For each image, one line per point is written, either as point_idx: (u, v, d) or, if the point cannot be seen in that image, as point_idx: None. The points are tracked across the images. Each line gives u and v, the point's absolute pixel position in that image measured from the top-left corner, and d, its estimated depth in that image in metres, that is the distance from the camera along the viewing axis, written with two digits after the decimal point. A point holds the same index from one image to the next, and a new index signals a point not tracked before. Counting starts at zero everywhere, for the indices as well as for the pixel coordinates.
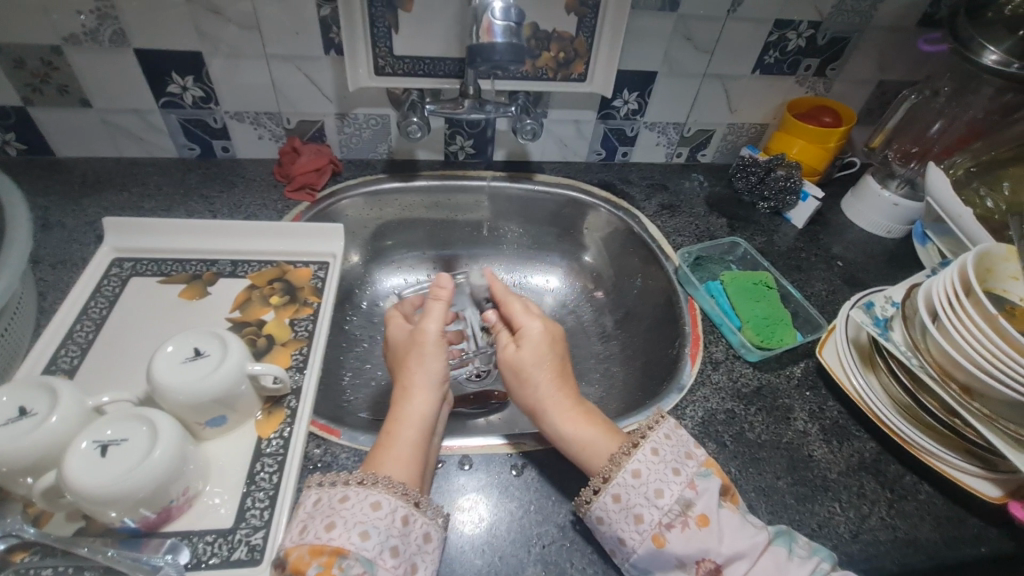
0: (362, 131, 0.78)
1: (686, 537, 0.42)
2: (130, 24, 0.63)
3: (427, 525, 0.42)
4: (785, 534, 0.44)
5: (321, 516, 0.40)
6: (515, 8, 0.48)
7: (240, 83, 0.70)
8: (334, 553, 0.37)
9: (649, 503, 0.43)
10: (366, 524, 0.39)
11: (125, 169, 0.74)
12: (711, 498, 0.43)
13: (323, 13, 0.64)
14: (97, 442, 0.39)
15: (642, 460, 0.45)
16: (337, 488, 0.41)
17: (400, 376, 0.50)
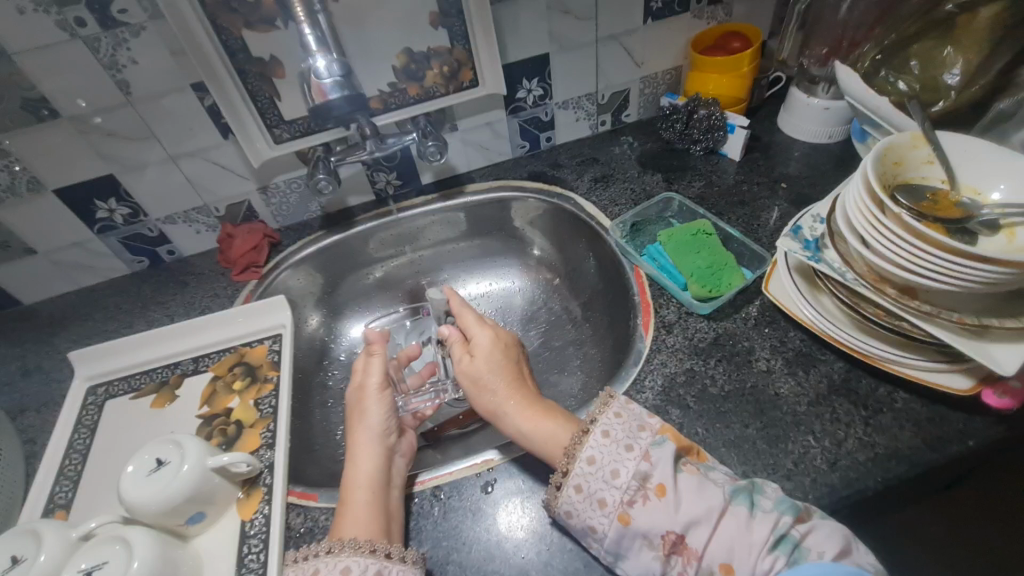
0: (289, 197, 0.79)
1: (646, 510, 0.42)
2: (39, 170, 0.66)
3: (405, 572, 0.44)
4: (748, 489, 0.43)
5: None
6: (337, 64, 0.54)
7: (159, 190, 0.73)
8: None
9: (608, 485, 0.44)
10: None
11: (87, 297, 0.78)
12: (666, 465, 0.43)
13: (207, 103, 0.66)
14: (80, 572, 0.42)
15: (596, 446, 0.46)
16: (311, 562, 0.44)
17: (349, 441, 0.54)
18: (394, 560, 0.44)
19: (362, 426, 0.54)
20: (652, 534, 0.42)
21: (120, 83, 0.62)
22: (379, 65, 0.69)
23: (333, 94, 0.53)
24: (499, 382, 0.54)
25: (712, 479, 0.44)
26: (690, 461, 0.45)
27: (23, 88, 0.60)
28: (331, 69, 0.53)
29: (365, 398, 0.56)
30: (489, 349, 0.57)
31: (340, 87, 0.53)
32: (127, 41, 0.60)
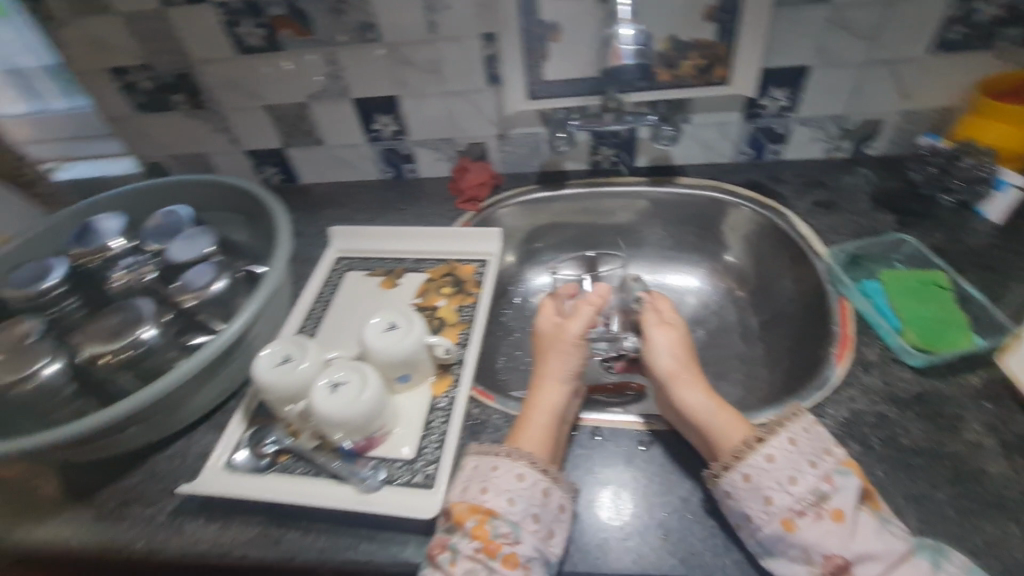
0: (519, 149, 0.89)
1: (817, 525, 0.44)
2: (350, 81, 0.83)
3: (561, 499, 0.50)
4: (934, 547, 0.44)
5: (477, 480, 0.51)
6: (641, 33, 0.59)
7: (425, 117, 0.87)
8: (487, 511, 0.48)
9: (780, 488, 0.46)
10: (512, 493, 0.49)
11: (344, 190, 0.96)
12: (848, 496, 0.45)
13: (488, 52, 0.77)
14: (330, 382, 0.55)
15: (777, 447, 0.48)
16: (491, 457, 0.52)
17: (542, 372, 0.61)
18: (556, 485, 0.51)
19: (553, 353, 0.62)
20: (814, 550, 0.44)
21: (431, 23, 0.75)
22: None
23: (628, 60, 0.60)
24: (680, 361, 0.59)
25: (890, 524, 0.45)
26: (871, 501, 0.46)
27: (364, 15, 0.75)
28: (635, 37, 0.59)
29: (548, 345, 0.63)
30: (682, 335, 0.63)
31: (635, 55, 0.59)
32: None
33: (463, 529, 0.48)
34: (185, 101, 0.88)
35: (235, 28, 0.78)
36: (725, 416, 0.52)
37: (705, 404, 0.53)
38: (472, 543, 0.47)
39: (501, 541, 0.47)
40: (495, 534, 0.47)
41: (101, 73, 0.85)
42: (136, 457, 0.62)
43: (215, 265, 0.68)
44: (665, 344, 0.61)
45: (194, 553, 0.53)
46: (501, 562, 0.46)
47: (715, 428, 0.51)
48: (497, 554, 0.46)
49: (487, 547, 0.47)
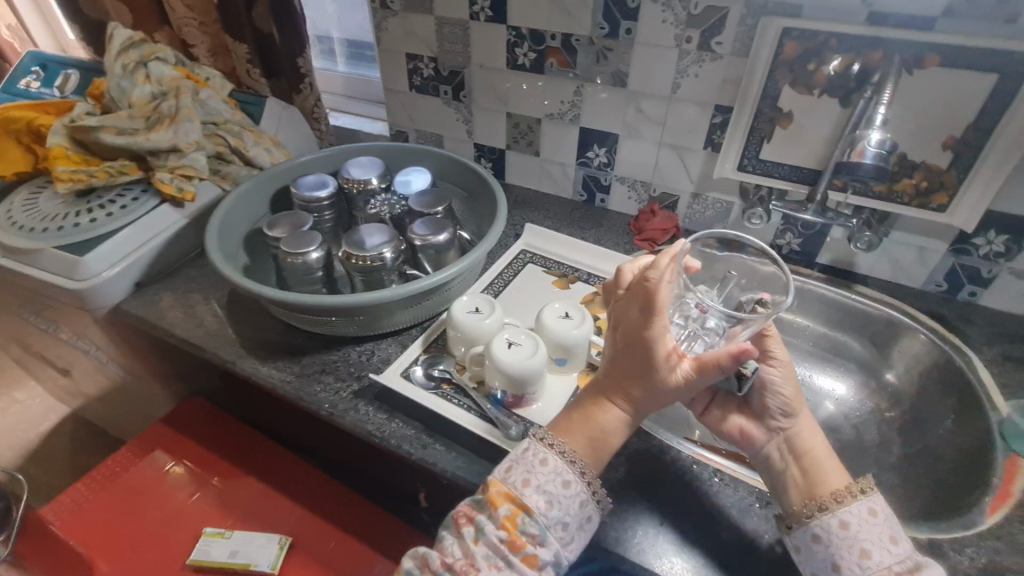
0: (706, 211, 0.96)
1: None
2: (585, 111, 0.96)
3: (592, 509, 0.53)
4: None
5: (523, 469, 0.53)
6: (887, 142, 0.67)
7: (634, 159, 0.97)
8: (522, 506, 0.51)
9: (879, 544, 0.51)
10: (552, 495, 0.52)
11: (539, 198, 1.10)
12: (935, 572, 0.50)
13: (715, 121, 0.86)
14: (508, 340, 0.66)
15: (878, 505, 0.53)
16: (540, 448, 0.54)
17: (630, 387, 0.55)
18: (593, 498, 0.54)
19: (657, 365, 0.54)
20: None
21: (675, 84, 0.86)
22: None
23: (866, 160, 0.68)
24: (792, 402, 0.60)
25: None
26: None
27: (623, 63, 0.88)
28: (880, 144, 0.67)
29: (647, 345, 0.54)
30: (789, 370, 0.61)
31: (875, 157, 0.67)
32: (704, 61, 0.82)
33: (497, 514, 0.51)
34: (448, 91, 1.08)
35: (516, 48, 0.95)
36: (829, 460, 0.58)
37: (817, 446, 0.58)
38: (500, 532, 0.51)
39: (528, 539, 0.51)
40: (524, 532, 0.51)
41: (399, 55, 1.08)
42: (336, 341, 0.77)
43: (433, 223, 0.79)
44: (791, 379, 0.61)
45: (362, 429, 0.65)
46: (523, 558, 0.50)
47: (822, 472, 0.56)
48: (519, 550, 0.50)
49: (513, 541, 0.50)
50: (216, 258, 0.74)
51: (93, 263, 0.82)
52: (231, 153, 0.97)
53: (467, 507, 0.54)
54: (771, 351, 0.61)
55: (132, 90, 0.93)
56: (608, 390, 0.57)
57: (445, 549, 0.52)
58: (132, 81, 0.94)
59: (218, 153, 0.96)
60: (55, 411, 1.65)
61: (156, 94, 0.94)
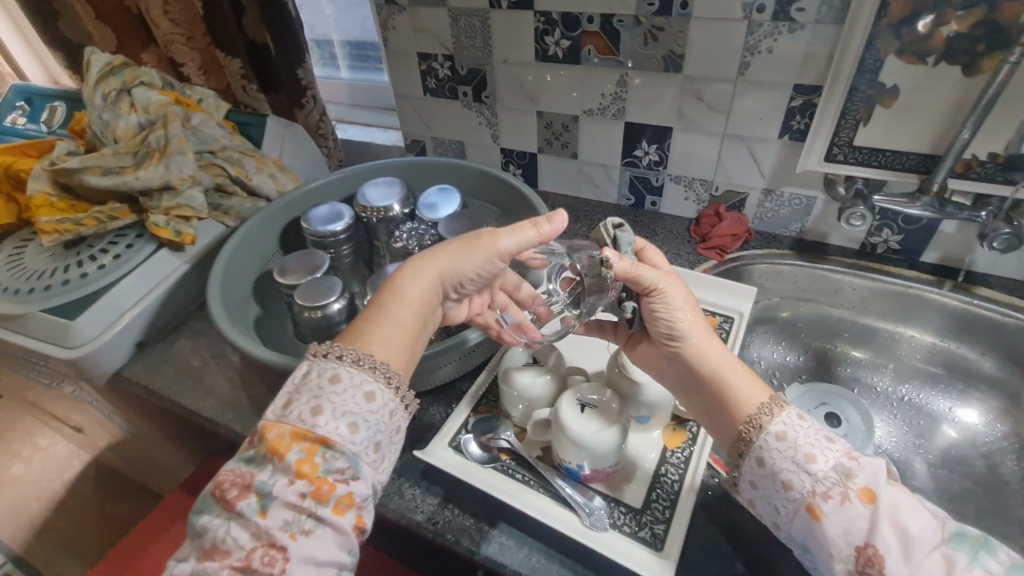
0: (782, 209, 0.82)
1: (842, 507, 0.42)
2: (631, 102, 0.83)
3: (400, 421, 0.47)
4: (984, 544, 0.40)
5: (308, 397, 0.43)
6: None
7: (692, 155, 0.84)
8: (316, 441, 0.42)
9: (799, 469, 0.44)
10: (355, 416, 0.43)
11: (580, 206, 0.97)
12: (873, 474, 0.43)
13: (794, 103, 0.72)
14: (578, 401, 0.55)
15: (789, 424, 0.46)
16: (330, 363, 0.45)
17: (408, 264, 0.52)
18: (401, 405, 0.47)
19: (491, 250, 0.52)
20: (841, 542, 0.42)
21: (743, 63, 0.72)
22: (998, 130, 0.62)
23: None
24: (695, 321, 0.52)
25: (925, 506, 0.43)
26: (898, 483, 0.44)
27: (677, 44, 0.74)
28: None
29: (485, 242, 0.52)
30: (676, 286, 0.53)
31: None
32: (780, 33, 0.68)
33: (284, 464, 0.41)
34: (468, 92, 0.95)
35: (545, 37, 0.82)
36: (746, 376, 0.50)
37: (717, 356, 0.51)
38: (295, 485, 0.40)
39: (335, 479, 0.41)
40: (328, 470, 0.41)
41: (409, 55, 0.95)
42: None
43: None
44: (685, 295, 0.53)
45: (411, 520, 0.54)
46: (333, 506, 0.41)
47: (742, 390, 0.49)
48: (328, 498, 0.41)
49: (317, 491, 0.41)
50: (223, 321, 0.63)
51: (86, 327, 0.71)
52: (232, 183, 0.86)
53: (237, 474, 0.42)
54: (642, 280, 0.52)
55: (117, 121, 0.83)
56: (396, 275, 0.52)
57: (221, 542, 0.40)
58: (116, 112, 0.83)
59: (218, 185, 0.85)
60: (79, 457, 1.58)
61: (144, 124, 0.83)
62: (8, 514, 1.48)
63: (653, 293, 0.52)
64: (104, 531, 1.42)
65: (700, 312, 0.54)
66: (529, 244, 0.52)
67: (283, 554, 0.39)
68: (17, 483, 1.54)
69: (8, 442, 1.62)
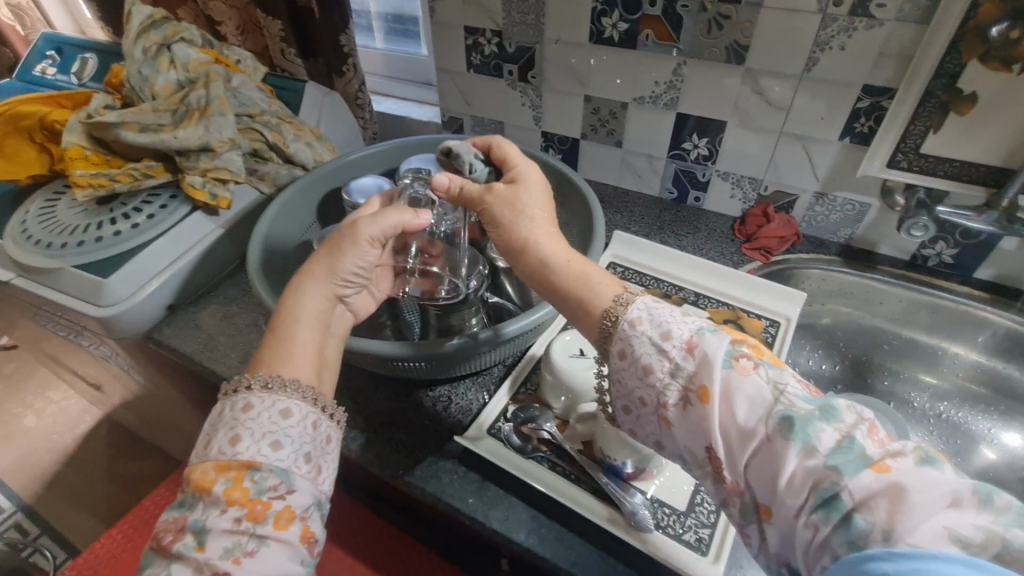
0: (833, 213, 0.80)
1: (685, 413, 0.41)
2: (685, 92, 0.80)
3: (328, 432, 0.45)
4: (807, 417, 0.37)
5: (227, 429, 0.41)
6: None
7: (744, 152, 0.81)
8: (241, 466, 0.39)
9: (642, 383, 0.44)
10: (277, 434, 0.42)
11: (620, 197, 0.95)
12: (709, 366, 0.41)
13: (860, 105, 0.69)
14: None
15: (629, 342, 0.44)
16: (240, 397, 0.43)
17: (294, 287, 0.49)
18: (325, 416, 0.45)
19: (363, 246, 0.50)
20: (693, 448, 0.42)
21: (811, 59, 0.69)
22: None
23: None
24: (525, 221, 0.50)
25: (767, 376, 0.40)
26: (749, 354, 0.41)
27: (743, 34, 0.71)
28: None
29: (348, 245, 0.50)
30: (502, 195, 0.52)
31: None
32: (855, 30, 0.65)
33: (213, 498, 0.38)
34: (513, 71, 0.92)
35: (602, 18, 0.79)
36: (586, 270, 0.48)
37: (552, 248, 0.49)
38: (228, 513, 0.38)
39: (269, 497, 0.39)
40: (260, 491, 0.39)
41: (455, 28, 0.92)
42: (400, 382, 0.64)
43: None
44: (507, 205, 0.51)
45: (449, 505, 0.53)
46: (272, 523, 0.39)
47: (588, 297, 0.47)
48: (266, 515, 0.39)
49: (253, 512, 0.38)
50: (262, 290, 0.62)
51: (118, 285, 0.70)
52: (268, 149, 0.84)
53: (169, 521, 0.39)
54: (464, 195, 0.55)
55: (155, 77, 0.80)
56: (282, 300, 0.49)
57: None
58: (155, 67, 0.81)
59: (254, 150, 0.83)
60: (90, 413, 1.58)
61: (183, 82, 0.81)
62: (18, 465, 1.48)
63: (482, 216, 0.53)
64: (113, 489, 1.43)
65: (527, 201, 0.52)
66: (396, 227, 0.52)
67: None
68: (27, 435, 1.54)
69: (20, 394, 1.62)
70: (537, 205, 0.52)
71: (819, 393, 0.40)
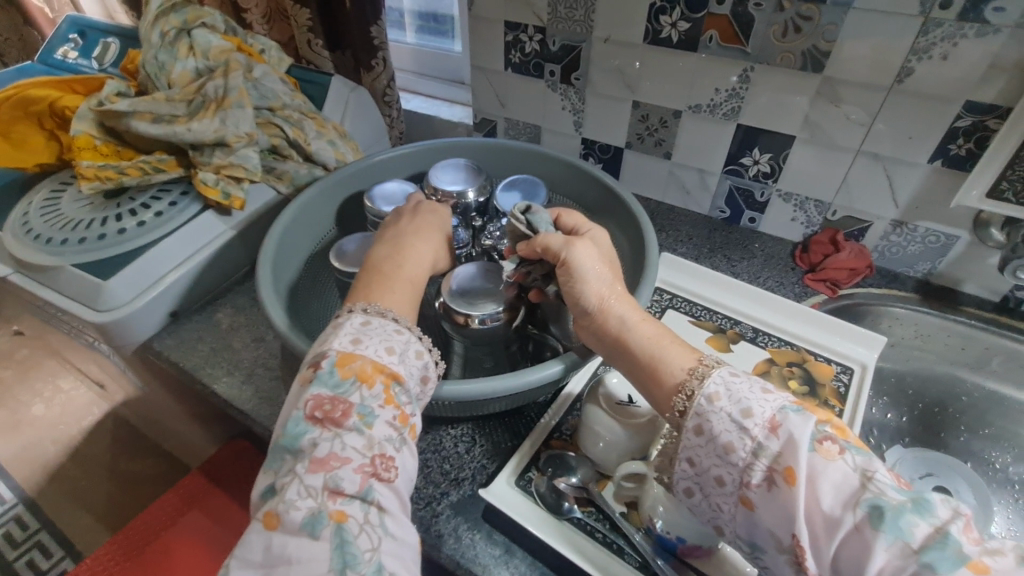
0: (912, 245, 0.71)
1: (770, 495, 0.36)
2: (750, 102, 0.71)
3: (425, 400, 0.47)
4: (902, 508, 0.33)
5: (379, 339, 0.44)
6: None
7: (811, 171, 0.72)
8: (394, 375, 0.43)
9: (722, 461, 0.39)
10: (412, 362, 0.44)
11: (665, 213, 0.86)
12: (795, 448, 0.36)
13: (959, 124, 0.60)
14: None
15: (704, 415, 0.40)
16: (389, 321, 0.46)
17: (409, 240, 0.56)
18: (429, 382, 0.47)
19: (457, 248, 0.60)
20: (777, 531, 0.36)
21: (904, 69, 0.60)
22: None
23: None
24: (603, 277, 0.48)
25: (853, 460, 0.36)
26: (833, 435, 0.37)
27: (824, 38, 0.62)
28: None
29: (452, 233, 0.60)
30: (586, 248, 0.50)
31: None
32: (962, 38, 0.56)
33: (375, 391, 0.41)
34: (555, 72, 0.84)
35: (660, 16, 0.71)
36: (657, 337, 0.45)
37: (626, 311, 0.47)
38: (387, 410, 0.41)
39: (411, 409, 0.43)
40: (405, 402, 0.43)
41: (494, 23, 0.84)
42: (417, 419, 0.56)
43: None
44: (593, 257, 0.49)
45: (470, 571, 0.46)
46: (412, 432, 0.43)
47: (659, 367, 0.44)
48: (408, 424, 0.42)
49: (403, 416, 0.42)
50: (271, 305, 0.55)
51: (120, 288, 0.64)
52: (288, 146, 0.78)
53: (330, 399, 0.40)
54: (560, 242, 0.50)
55: (172, 64, 0.75)
56: (399, 247, 0.54)
57: (339, 452, 0.38)
58: (173, 54, 0.75)
59: (273, 146, 0.77)
60: (98, 406, 1.53)
61: (201, 70, 0.75)
62: (24, 456, 1.45)
63: (561, 264, 0.49)
64: (115, 487, 1.38)
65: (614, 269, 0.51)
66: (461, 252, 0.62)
67: (393, 463, 0.40)
68: (34, 423, 1.50)
69: (31, 380, 1.59)
70: (609, 267, 0.50)
71: (903, 480, 0.36)
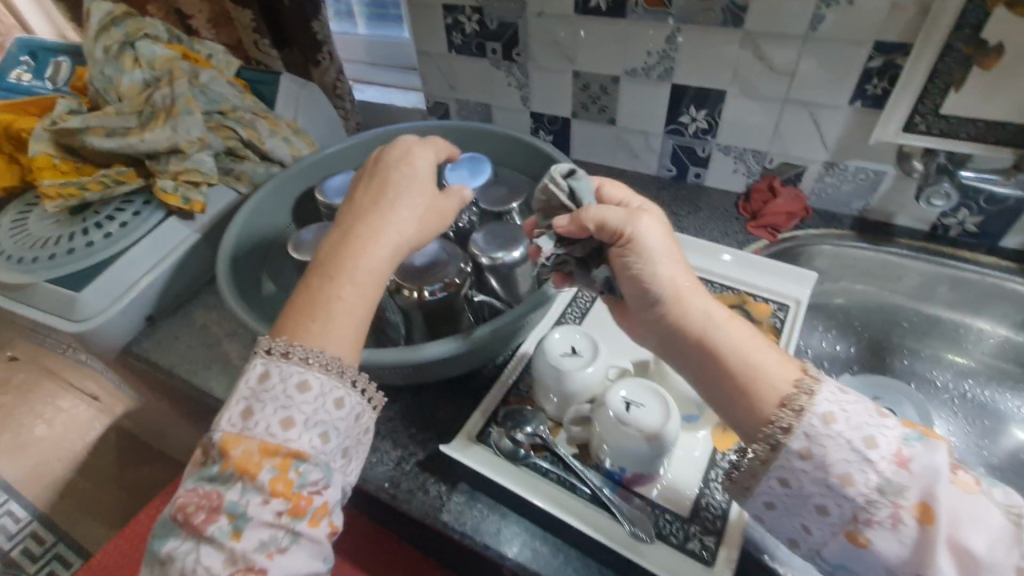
0: (844, 184, 0.74)
1: (901, 530, 0.37)
2: (680, 62, 0.74)
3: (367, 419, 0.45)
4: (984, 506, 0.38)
5: (276, 404, 0.40)
6: None
7: (745, 123, 0.76)
8: (289, 456, 0.39)
9: (847, 499, 0.38)
10: (326, 427, 0.41)
11: (616, 177, 0.90)
12: (924, 475, 0.37)
13: (872, 64, 0.64)
14: (625, 398, 0.49)
15: (833, 439, 0.38)
16: (294, 369, 0.41)
17: (355, 224, 0.46)
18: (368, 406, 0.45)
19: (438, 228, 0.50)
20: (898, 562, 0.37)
21: (816, 16, 0.63)
22: None
23: None
24: (679, 265, 0.45)
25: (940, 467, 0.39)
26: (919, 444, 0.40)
27: None
28: None
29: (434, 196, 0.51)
30: (653, 231, 0.46)
31: None
32: None
33: (257, 484, 0.38)
34: (497, 50, 0.86)
35: None
36: (746, 335, 0.43)
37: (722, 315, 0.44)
38: (271, 504, 0.38)
39: (309, 492, 0.39)
40: (303, 485, 0.39)
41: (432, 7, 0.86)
42: (383, 389, 0.60)
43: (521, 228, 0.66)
44: (659, 237, 0.46)
45: (436, 518, 0.50)
46: (309, 520, 0.39)
47: (711, 336, 0.42)
48: (305, 512, 0.39)
49: (295, 508, 0.38)
50: (234, 298, 0.59)
51: (93, 299, 0.68)
52: (243, 146, 0.80)
53: (200, 494, 0.38)
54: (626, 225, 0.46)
55: (119, 78, 0.76)
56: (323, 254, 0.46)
57: (192, 569, 0.36)
58: (118, 67, 0.77)
59: (228, 148, 0.79)
60: (99, 420, 1.57)
61: (149, 81, 0.77)
62: (32, 475, 1.49)
63: (627, 242, 0.46)
64: (125, 495, 1.42)
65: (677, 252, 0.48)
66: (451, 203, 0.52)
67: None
68: (39, 443, 1.54)
69: (30, 403, 1.62)
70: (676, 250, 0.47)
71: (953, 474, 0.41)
